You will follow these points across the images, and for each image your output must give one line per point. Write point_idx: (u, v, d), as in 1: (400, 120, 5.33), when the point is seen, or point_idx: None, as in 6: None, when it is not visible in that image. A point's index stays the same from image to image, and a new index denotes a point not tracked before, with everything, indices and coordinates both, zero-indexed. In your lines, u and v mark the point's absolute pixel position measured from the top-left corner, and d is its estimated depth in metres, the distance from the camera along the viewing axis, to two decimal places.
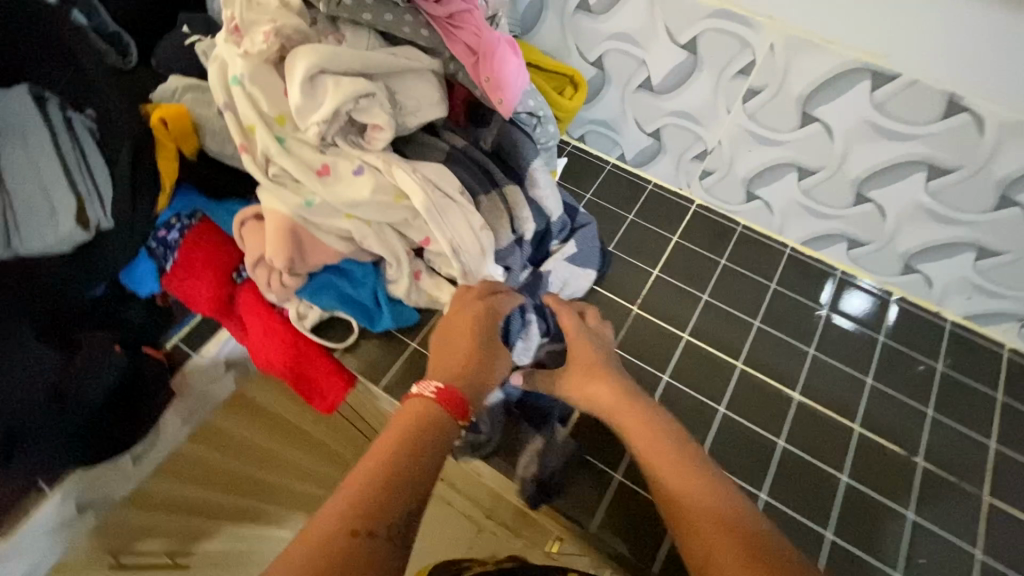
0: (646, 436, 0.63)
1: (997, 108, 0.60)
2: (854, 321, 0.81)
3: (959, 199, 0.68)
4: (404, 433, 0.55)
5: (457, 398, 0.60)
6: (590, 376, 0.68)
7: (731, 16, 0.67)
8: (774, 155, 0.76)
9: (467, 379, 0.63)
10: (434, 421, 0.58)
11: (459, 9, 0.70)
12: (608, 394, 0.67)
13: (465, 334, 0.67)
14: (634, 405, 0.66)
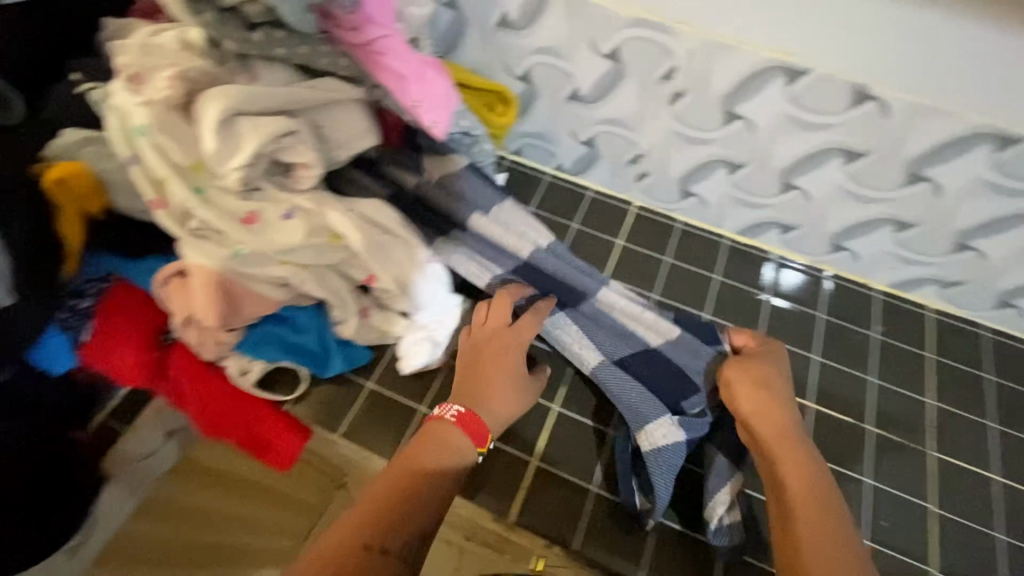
0: (797, 464, 0.58)
1: (899, 93, 0.62)
2: (791, 300, 0.83)
3: (875, 179, 0.70)
4: (424, 456, 0.57)
5: (478, 427, 0.61)
6: (756, 393, 0.63)
7: (651, 25, 0.68)
8: (707, 151, 0.78)
9: (491, 407, 0.63)
10: (453, 448, 0.59)
11: (377, 36, 0.65)
12: (772, 417, 0.61)
13: (497, 360, 0.66)
14: (791, 437, 0.60)
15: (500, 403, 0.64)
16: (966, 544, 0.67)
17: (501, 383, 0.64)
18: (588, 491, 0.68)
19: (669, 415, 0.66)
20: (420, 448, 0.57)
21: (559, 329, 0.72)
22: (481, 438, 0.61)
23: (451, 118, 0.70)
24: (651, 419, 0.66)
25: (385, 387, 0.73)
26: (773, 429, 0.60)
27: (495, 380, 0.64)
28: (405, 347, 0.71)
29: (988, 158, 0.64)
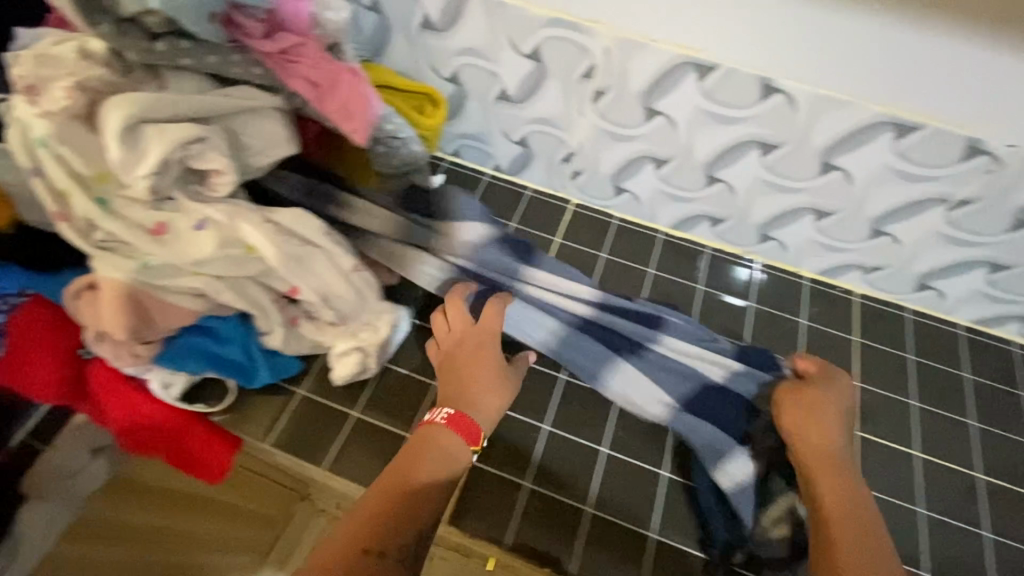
0: (838, 487, 0.59)
1: (802, 86, 0.64)
2: (737, 295, 0.84)
3: (791, 170, 0.72)
4: (421, 460, 0.58)
5: (468, 424, 0.61)
6: (807, 416, 0.64)
7: (566, 25, 0.69)
8: (634, 148, 0.79)
9: (477, 402, 0.63)
10: (447, 449, 0.59)
11: (292, 44, 0.64)
12: (820, 439, 0.62)
13: (475, 357, 0.67)
14: (838, 462, 0.61)
15: (489, 396, 0.64)
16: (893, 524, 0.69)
17: (482, 378, 0.65)
18: (523, 487, 0.67)
19: (742, 447, 0.67)
20: (419, 456, 0.58)
21: (625, 382, 0.72)
22: (475, 438, 0.61)
23: (374, 123, 0.71)
24: (729, 456, 0.66)
25: (317, 394, 0.72)
26: (822, 452, 0.61)
27: (476, 377, 0.65)
28: (337, 357, 0.70)
29: (892, 145, 0.65)
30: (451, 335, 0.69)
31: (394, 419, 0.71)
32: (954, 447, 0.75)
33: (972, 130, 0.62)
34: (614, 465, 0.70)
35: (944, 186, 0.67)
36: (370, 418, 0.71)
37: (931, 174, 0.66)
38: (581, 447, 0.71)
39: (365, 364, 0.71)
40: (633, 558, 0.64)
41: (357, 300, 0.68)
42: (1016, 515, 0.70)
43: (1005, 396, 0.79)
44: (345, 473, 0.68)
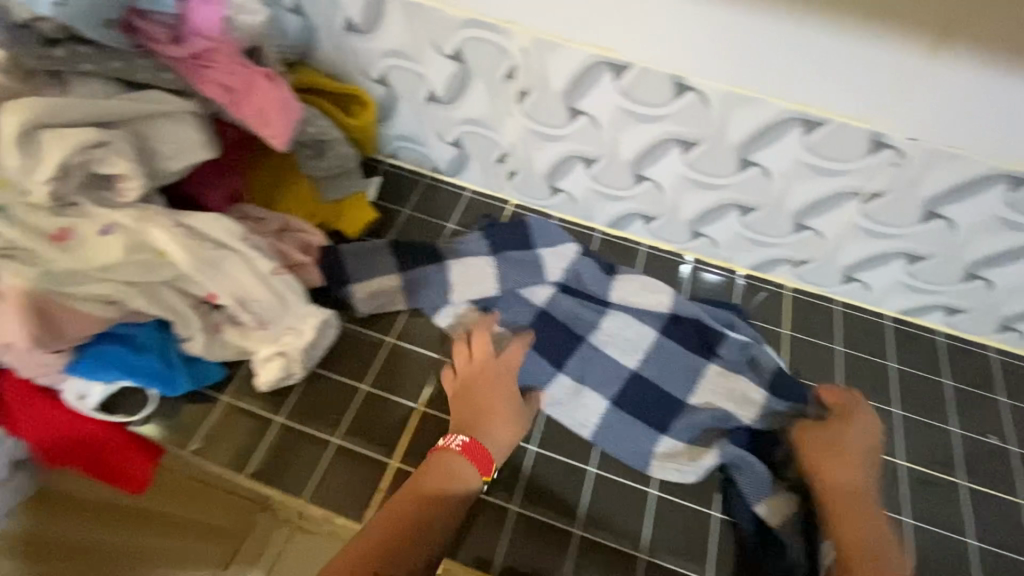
0: (862, 533, 0.60)
1: (712, 84, 0.65)
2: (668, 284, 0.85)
3: (711, 167, 0.73)
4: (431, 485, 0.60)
5: (480, 453, 0.63)
6: (830, 460, 0.64)
7: (483, 26, 0.69)
8: (564, 147, 0.80)
9: (490, 432, 0.66)
10: (457, 476, 0.62)
11: (203, 48, 0.64)
12: (844, 483, 0.63)
13: (493, 390, 0.68)
14: (862, 507, 0.62)
15: (503, 429, 0.67)
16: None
17: (501, 413, 0.67)
18: None
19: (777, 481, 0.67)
20: (434, 483, 0.61)
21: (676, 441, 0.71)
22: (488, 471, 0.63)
23: (294, 128, 0.70)
24: (765, 492, 0.66)
25: (242, 400, 0.71)
26: (843, 498, 0.62)
27: (492, 410, 0.67)
28: (261, 363, 0.69)
29: (802, 140, 0.66)
30: (472, 365, 0.71)
31: (318, 423, 0.70)
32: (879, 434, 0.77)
33: (872, 123, 0.63)
34: (540, 462, 0.70)
35: (855, 179, 0.68)
36: (293, 423, 0.70)
37: (841, 167, 0.68)
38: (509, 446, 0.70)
39: (290, 371, 0.70)
40: (555, 555, 0.64)
41: (277, 304, 0.67)
42: (934, 498, 0.72)
43: (928, 383, 0.81)
44: (264, 479, 0.66)
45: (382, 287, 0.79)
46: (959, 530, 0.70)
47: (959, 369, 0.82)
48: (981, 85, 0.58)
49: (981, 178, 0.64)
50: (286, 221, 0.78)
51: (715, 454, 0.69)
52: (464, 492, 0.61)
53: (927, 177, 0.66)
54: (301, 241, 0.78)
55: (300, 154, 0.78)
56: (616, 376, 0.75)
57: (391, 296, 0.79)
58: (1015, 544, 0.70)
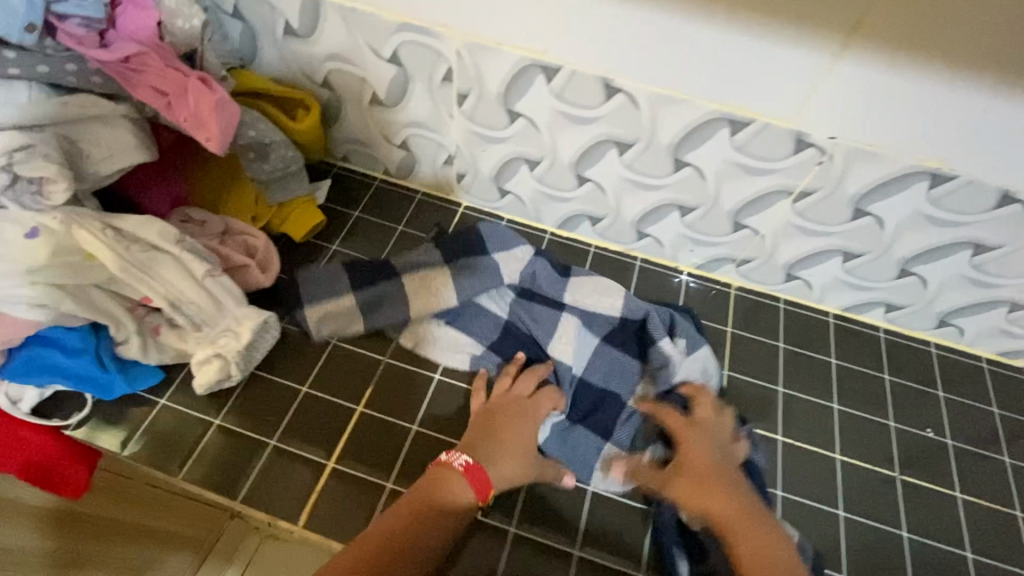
0: (759, 552, 0.58)
1: (640, 86, 0.66)
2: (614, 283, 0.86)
3: (648, 167, 0.74)
4: (423, 500, 0.59)
5: (481, 477, 0.62)
6: (696, 480, 0.63)
7: (417, 30, 0.70)
8: (506, 149, 0.81)
9: (498, 459, 0.64)
10: (452, 494, 0.60)
11: (134, 52, 0.65)
12: (722, 506, 0.61)
13: (516, 426, 0.67)
14: (750, 522, 0.60)
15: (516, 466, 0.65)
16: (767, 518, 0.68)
17: (514, 449, 0.66)
18: (384, 489, 0.66)
19: None
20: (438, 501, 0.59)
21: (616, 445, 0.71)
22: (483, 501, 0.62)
23: (233, 128, 0.69)
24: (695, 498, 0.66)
25: (180, 403, 0.70)
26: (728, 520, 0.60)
27: (512, 444, 0.66)
28: (198, 366, 0.68)
29: (730, 140, 0.68)
30: (507, 396, 0.71)
31: (256, 425, 0.70)
32: (815, 429, 0.78)
33: (797, 124, 0.64)
34: None
35: (784, 178, 0.70)
36: (232, 425, 0.69)
37: (770, 167, 0.69)
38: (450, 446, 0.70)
39: (228, 373, 0.69)
40: (489, 554, 0.63)
41: (212, 306, 0.68)
42: (869, 491, 0.73)
43: (868, 379, 0.82)
44: (198, 482, 0.65)
45: (338, 310, 0.77)
46: (892, 523, 0.71)
47: (899, 365, 0.84)
48: (900, 84, 0.59)
49: (904, 176, 0.65)
50: (227, 223, 0.79)
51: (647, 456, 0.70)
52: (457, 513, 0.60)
53: (851, 175, 0.67)
54: (244, 244, 0.78)
55: (243, 157, 0.78)
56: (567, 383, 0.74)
57: (349, 317, 0.77)
58: (947, 536, 0.71)
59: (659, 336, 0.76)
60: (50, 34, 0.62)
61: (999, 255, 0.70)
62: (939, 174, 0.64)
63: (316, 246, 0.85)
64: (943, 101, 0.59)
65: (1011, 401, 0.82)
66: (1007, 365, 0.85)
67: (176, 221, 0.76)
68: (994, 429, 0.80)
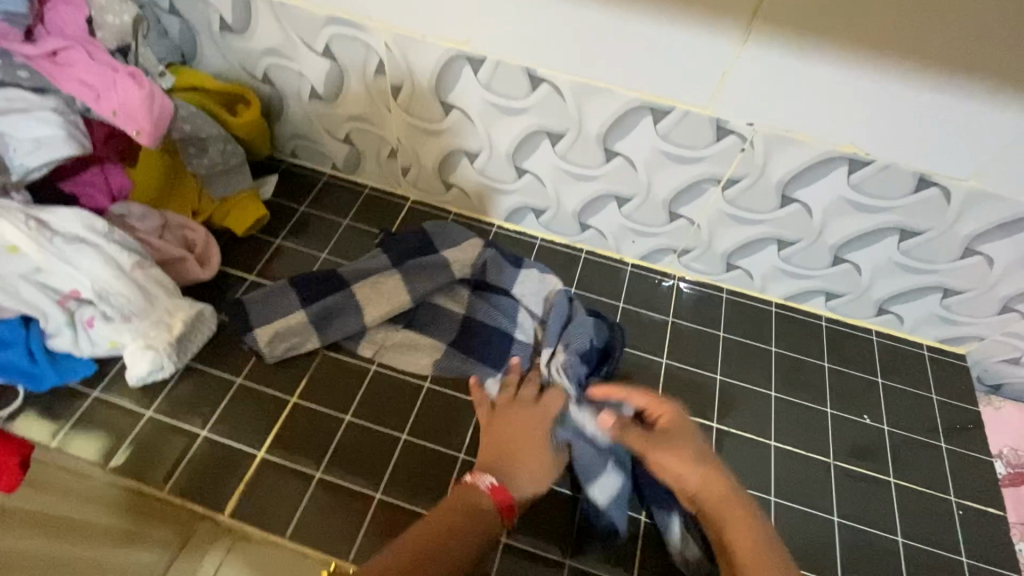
0: (737, 531, 0.55)
1: (561, 76, 0.67)
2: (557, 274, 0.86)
3: (581, 158, 0.75)
4: (450, 521, 0.54)
5: (509, 498, 0.58)
6: (687, 462, 0.59)
7: (345, 23, 0.71)
8: (444, 142, 0.81)
9: (521, 481, 0.61)
10: (478, 516, 0.56)
11: (61, 48, 0.67)
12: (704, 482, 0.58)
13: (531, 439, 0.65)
14: (735, 498, 0.57)
15: (543, 477, 0.62)
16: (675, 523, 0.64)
17: (535, 459, 0.63)
18: (313, 478, 0.67)
19: (609, 466, 0.65)
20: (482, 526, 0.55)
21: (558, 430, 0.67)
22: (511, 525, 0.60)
23: (165, 122, 0.70)
24: (597, 473, 0.65)
25: (114, 394, 0.71)
26: (714, 496, 0.57)
27: (532, 455, 0.63)
28: (130, 357, 0.68)
29: (655, 129, 0.69)
30: (511, 406, 0.68)
31: (190, 417, 0.70)
32: (751, 417, 0.78)
33: (715, 111, 0.65)
34: (410, 452, 0.70)
35: (710, 166, 0.70)
36: (165, 417, 0.70)
37: (696, 155, 0.70)
38: (382, 435, 0.71)
39: (160, 365, 0.69)
40: None
41: (140, 296, 0.68)
42: (802, 478, 0.74)
43: (808, 367, 0.83)
44: (128, 473, 0.66)
45: (290, 328, 0.75)
46: (825, 508, 0.72)
47: (841, 353, 0.84)
48: (807, 70, 0.60)
49: (824, 160, 0.66)
50: (166, 217, 0.79)
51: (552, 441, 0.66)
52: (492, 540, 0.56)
53: (775, 161, 0.68)
54: (184, 238, 0.79)
55: (182, 152, 0.78)
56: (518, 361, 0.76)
57: (303, 334, 0.76)
58: (879, 521, 0.72)
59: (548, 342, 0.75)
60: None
61: (923, 241, 0.71)
62: (856, 158, 0.65)
63: (261, 239, 0.86)
64: (851, 86, 0.60)
65: (950, 388, 0.83)
66: (949, 352, 0.85)
67: (113, 217, 0.75)
68: (933, 416, 0.80)
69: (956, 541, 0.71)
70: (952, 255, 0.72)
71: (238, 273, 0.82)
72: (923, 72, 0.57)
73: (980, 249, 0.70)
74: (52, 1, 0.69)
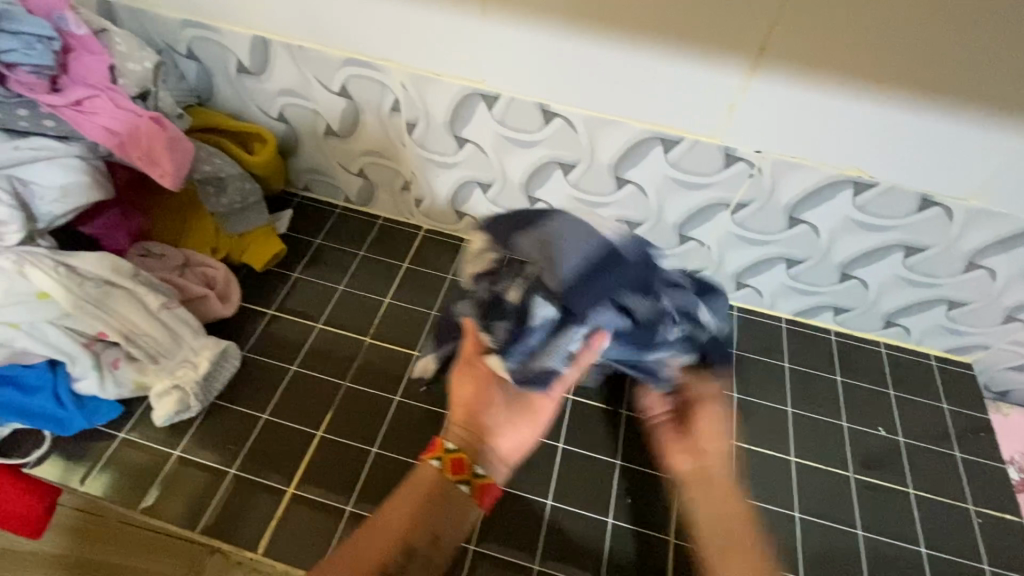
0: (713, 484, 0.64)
1: (574, 110, 0.70)
2: None
3: (593, 185, 0.77)
4: (394, 507, 0.57)
5: (439, 445, 0.59)
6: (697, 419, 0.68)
7: (362, 64, 0.73)
8: (458, 174, 0.83)
9: (461, 426, 0.61)
10: (428, 484, 0.58)
11: (85, 96, 0.67)
12: (715, 450, 0.66)
13: (463, 393, 0.62)
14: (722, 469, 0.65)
15: (472, 397, 0.62)
16: (589, 236, 0.60)
17: (462, 401, 0.62)
18: (345, 512, 0.68)
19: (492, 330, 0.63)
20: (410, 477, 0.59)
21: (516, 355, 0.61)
22: (458, 466, 0.59)
23: (186, 165, 0.73)
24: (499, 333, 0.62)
25: (140, 435, 0.71)
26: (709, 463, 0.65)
27: (469, 413, 0.61)
28: (156, 399, 0.70)
29: (665, 157, 0.71)
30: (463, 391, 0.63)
31: (216, 454, 0.70)
32: (770, 434, 0.79)
33: (723, 140, 0.68)
34: None
35: (720, 192, 0.73)
36: (192, 456, 0.70)
37: (705, 181, 0.72)
38: (410, 465, 0.71)
39: (186, 405, 0.71)
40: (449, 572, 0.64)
41: (168, 337, 0.71)
42: (826, 493, 0.75)
43: (822, 381, 0.84)
44: (158, 515, 0.66)
45: (536, 486, 0.70)
46: (847, 522, 0.73)
47: (852, 366, 0.86)
48: (811, 100, 0.62)
49: (830, 184, 0.68)
50: (185, 255, 0.81)
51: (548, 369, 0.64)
52: (427, 481, 0.58)
53: (783, 184, 0.70)
54: (203, 275, 0.80)
55: (201, 191, 0.80)
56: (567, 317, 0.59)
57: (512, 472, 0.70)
58: (903, 532, 0.73)
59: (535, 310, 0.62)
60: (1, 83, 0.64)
61: (929, 256, 0.73)
62: (861, 181, 0.67)
63: (279, 273, 0.87)
64: (853, 114, 0.62)
65: (961, 397, 0.84)
66: (956, 361, 0.87)
67: (134, 256, 0.78)
68: (945, 425, 0.82)
69: (977, 548, 0.72)
70: (956, 269, 0.74)
71: (258, 308, 0.83)
72: (923, 100, 0.60)
73: (982, 263, 0.73)
74: (74, 52, 0.69)
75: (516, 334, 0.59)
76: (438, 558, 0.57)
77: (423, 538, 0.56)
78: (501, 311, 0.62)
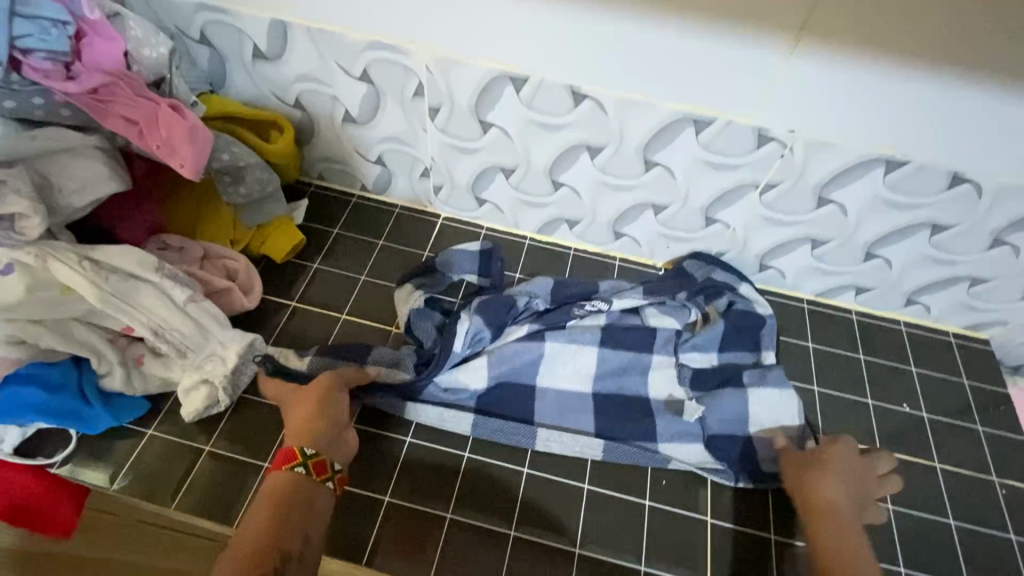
0: (839, 539, 0.59)
1: (604, 92, 0.69)
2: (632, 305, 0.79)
3: (620, 168, 0.76)
4: (263, 518, 0.52)
5: (291, 449, 0.58)
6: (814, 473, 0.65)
7: (387, 47, 0.72)
8: (481, 160, 0.81)
9: (313, 431, 0.61)
10: (293, 488, 0.55)
11: (102, 83, 0.65)
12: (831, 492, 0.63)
13: (307, 413, 0.63)
14: (842, 522, 0.60)
15: (307, 410, 0.63)
16: (472, 254, 0.82)
17: (300, 413, 0.63)
18: (383, 501, 0.66)
19: (454, 365, 0.75)
20: (267, 491, 0.55)
21: (504, 361, 0.76)
22: (322, 466, 0.58)
23: (205, 153, 0.69)
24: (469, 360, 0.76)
25: (167, 432, 0.70)
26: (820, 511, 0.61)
27: (311, 421, 0.62)
28: (185, 394, 0.69)
29: (697, 138, 0.71)
30: (296, 405, 0.64)
31: (248, 449, 0.69)
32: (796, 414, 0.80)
33: (757, 120, 0.68)
34: (475, 469, 0.69)
35: (751, 172, 0.73)
36: (224, 451, 0.69)
37: (737, 162, 0.72)
38: (444, 455, 0.70)
39: (216, 399, 0.69)
40: (494, 558, 0.63)
41: (195, 331, 0.69)
42: None
43: (845, 360, 0.85)
44: (195, 510, 0.64)
45: (572, 472, 0.70)
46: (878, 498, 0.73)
47: (874, 345, 0.87)
48: (846, 79, 0.62)
49: (862, 163, 0.69)
50: (205, 249, 0.79)
51: (542, 377, 0.76)
52: (291, 486, 0.55)
53: (813, 164, 0.70)
54: (225, 268, 0.79)
55: (218, 182, 0.77)
56: (514, 314, 0.78)
57: (545, 458, 0.71)
58: (932, 506, 0.74)
59: (477, 333, 0.75)
60: (15, 70, 0.61)
61: (954, 234, 0.74)
62: (893, 160, 0.68)
63: (298, 264, 0.86)
64: (891, 92, 0.62)
65: (979, 372, 0.86)
66: (974, 338, 0.88)
67: (153, 249, 0.76)
68: (966, 401, 0.83)
69: (1003, 519, 0.74)
70: (980, 247, 0.75)
71: (279, 301, 0.82)
72: (961, 77, 0.60)
73: (1007, 239, 0.74)
74: (86, 37, 0.65)
75: (473, 340, 0.75)
76: (312, 559, 0.52)
77: (296, 539, 0.52)
78: (451, 340, 0.74)
